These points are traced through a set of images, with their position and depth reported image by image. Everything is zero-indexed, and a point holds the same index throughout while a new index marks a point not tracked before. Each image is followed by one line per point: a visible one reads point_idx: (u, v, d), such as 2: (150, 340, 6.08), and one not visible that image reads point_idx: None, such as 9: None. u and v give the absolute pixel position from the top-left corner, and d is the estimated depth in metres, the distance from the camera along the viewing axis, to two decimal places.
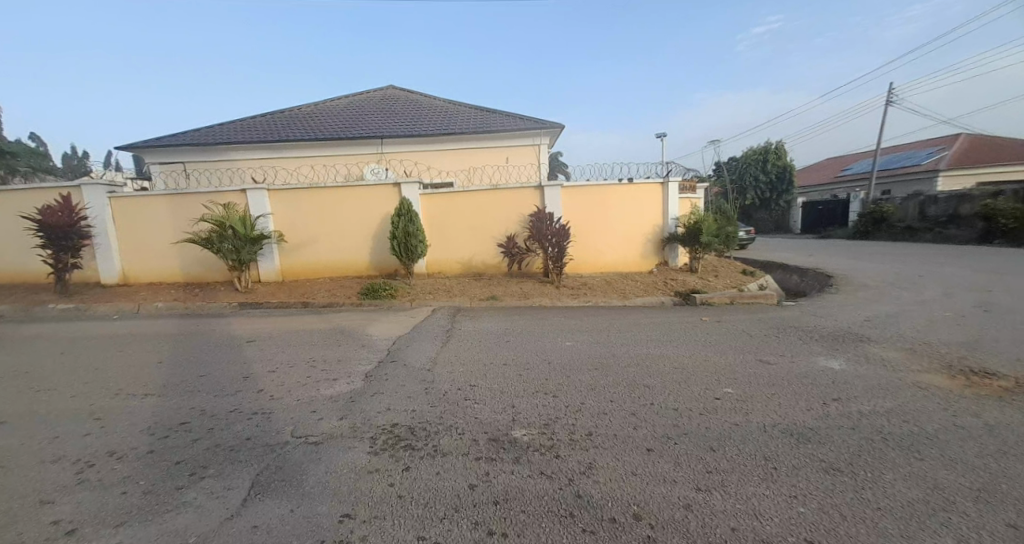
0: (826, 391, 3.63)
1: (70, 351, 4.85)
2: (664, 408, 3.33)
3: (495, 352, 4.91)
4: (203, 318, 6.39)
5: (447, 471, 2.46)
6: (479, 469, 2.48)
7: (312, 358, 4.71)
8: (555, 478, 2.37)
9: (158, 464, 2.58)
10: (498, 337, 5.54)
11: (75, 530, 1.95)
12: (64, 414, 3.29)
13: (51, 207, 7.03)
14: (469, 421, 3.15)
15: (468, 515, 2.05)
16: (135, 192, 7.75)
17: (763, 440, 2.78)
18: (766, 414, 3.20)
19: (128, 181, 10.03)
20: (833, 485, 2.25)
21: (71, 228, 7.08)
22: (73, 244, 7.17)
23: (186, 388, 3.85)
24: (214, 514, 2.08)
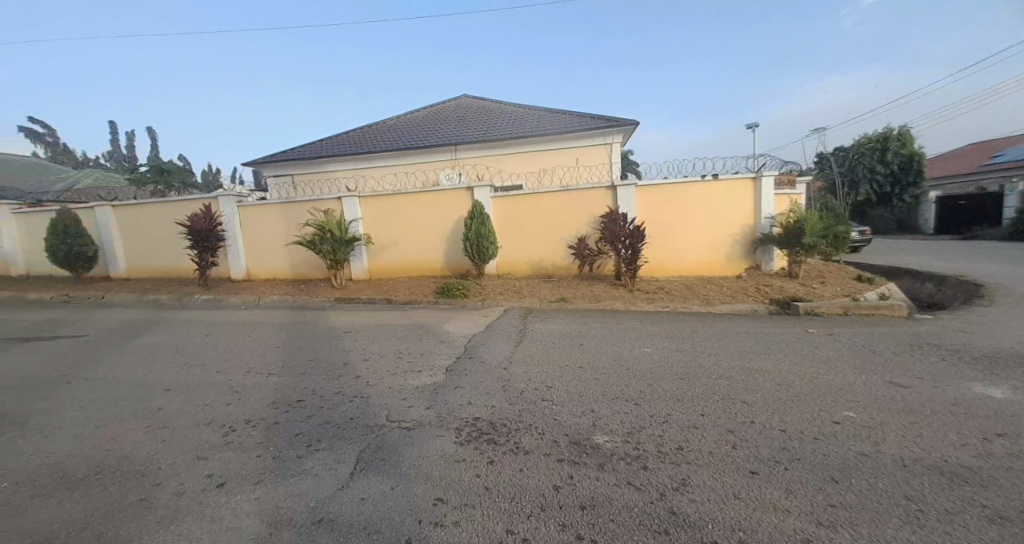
0: (986, 424, 2.99)
1: (210, 335, 5.84)
2: (768, 429, 3.01)
3: (565, 355, 4.87)
4: (308, 310, 7.31)
5: (529, 469, 2.52)
6: (563, 471, 2.49)
7: (398, 350, 5.13)
8: (645, 491, 2.28)
9: (280, 434, 3.00)
10: (570, 339, 5.51)
11: (223, 484, 2.36)
12: (209, 386, 4.00)
13: (197, 215, 8.55)
14: (549, 422, 3.16)
15: (555, 515, 2.07)
16: (256, 201, 9.10)
17: (899, 477, 2.37)
18: (901, 446, 2.74)
19: (249, 192, 11.77)
20: (1001, 538, 1.85)
21: (211, 232, 8.57)
22: (211, 245, 8.62)
23: (300, 371, 4.43)
24: (328, 482, 2.36)
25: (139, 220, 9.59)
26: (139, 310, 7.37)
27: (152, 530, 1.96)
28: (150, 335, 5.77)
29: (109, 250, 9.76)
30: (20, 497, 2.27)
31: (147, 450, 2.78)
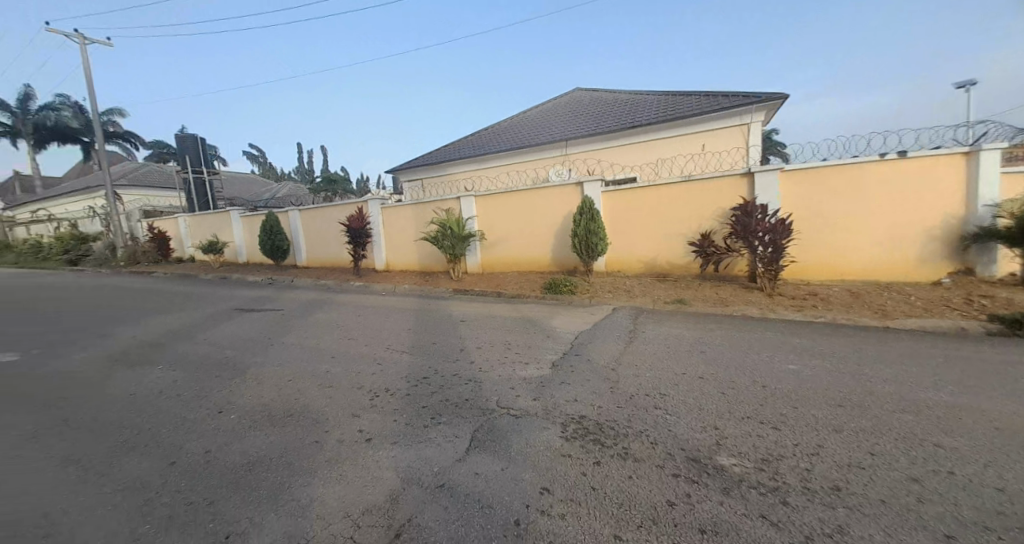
0: None
1: (357, 314, 6.81)
2: (974, 485, 2.24)
3: (680, 363, 4.41)
4: (433, 299, 8.16)
5: (640, 478, 2.26)
6: (678, 487, 2.19)
7: (507, 341, 5.36)
8: (782, 528, 1.88)
9: (412, 403, 3.02)
10: (689, 345, 5.02)
11: (370, 439, 2.42)
12: (354, 352, 4.33)
13: (352, 216, 10.22)
14: (665, 433, 2.81)
15: (668, 532, 1.83)
16: (394, 203, 10.45)
17: None
18: None
19: (390, 195, 13.59)
20: None
21: (361, 230, 10.17)
22: (362, 241, 10.19)
23: (427, 350, 4.78)
24: (447, 453, 2.34)
25: (312, 220, 11.92)
26: (312, 292, 9.09)
27: (317, 470, 2.07)
28: (315, 310, 6.97)
29: (297, 244, 12.33)
30: (219, 426, 2.58)
31: (319, 402, 2.92)
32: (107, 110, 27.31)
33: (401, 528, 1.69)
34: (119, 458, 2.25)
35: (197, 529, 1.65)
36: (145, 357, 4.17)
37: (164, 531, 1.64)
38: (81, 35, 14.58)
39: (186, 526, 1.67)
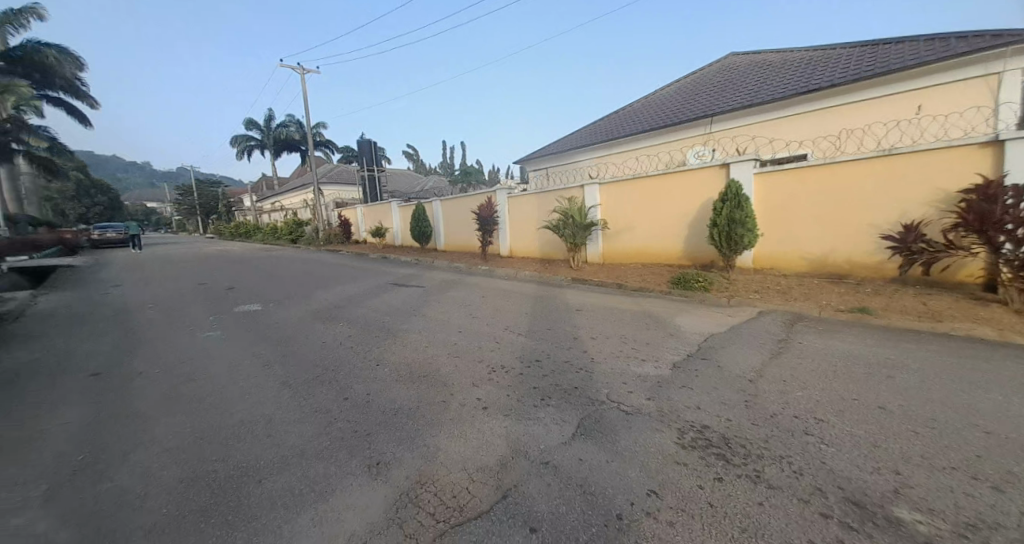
0: None
1: (483, 295, 7.34)
2: None
3: (845, 382, 3.59)
4: (551, 286, 8.34)
5: (770, 505, 2.01)
6: (820, 526, 1.89)
7: (625, 336, 5.18)
8: None
9: (524, 382, 3.22)
10: (855, 360, 4.11)
11: (486, 408, 2.69)
12: (479, 332, 4.64)
13: (482, 206, 11.09)
14: (809, 460, 2.41)
15: None
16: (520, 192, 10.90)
17: None
18: None
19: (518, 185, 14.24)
20: None
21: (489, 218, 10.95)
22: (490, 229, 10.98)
23: (543, 335, 4.93)
24: (554, 435, 2.46)
25: (449, 209, 13.24)
26: (447, 273, 10.10)
27: (443, 426, 2.39)
28: (447, 289, 7.73)
29: (438, 231, 13.85)
30: (374, 376, 3.14)
31: (446, 369, 3.34)
32: (314, 124, 34.45)
33: (507, 491, 1.87)
34: (310, 388, 2.94)
35: (357, 453, 2.08)
36: (324, 316, 5.26)
37: (336, 450, 2.12)
38: (302, 68, 18.48)
39: (349, 449, 2.12)
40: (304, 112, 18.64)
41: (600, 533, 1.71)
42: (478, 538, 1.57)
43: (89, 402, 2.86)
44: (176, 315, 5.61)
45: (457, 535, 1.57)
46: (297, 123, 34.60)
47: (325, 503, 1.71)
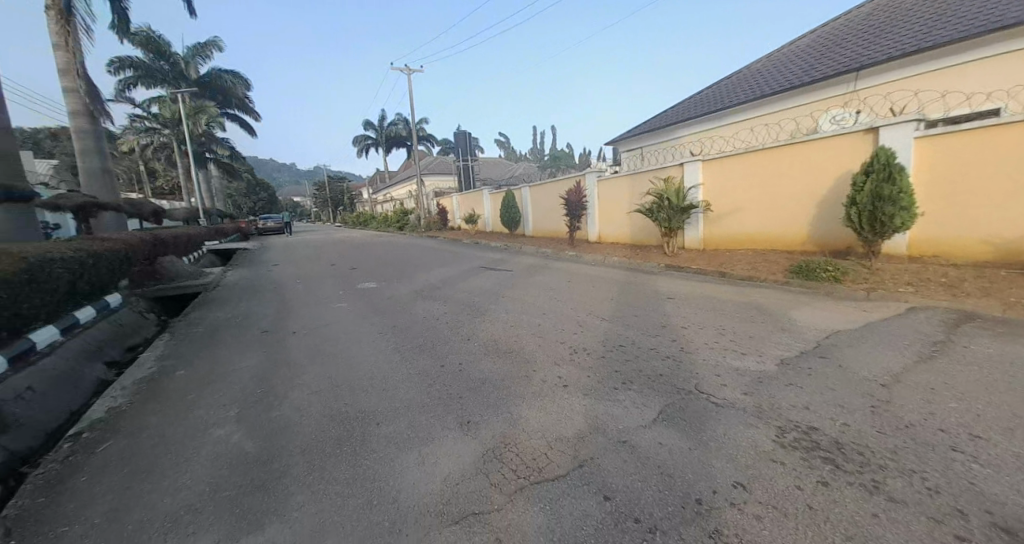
0: None
1: (570, 280, 7.36)
2: None
3: (1019, 398, 2.91)
4: (641, 273, 8.02)
5: (886, 517, 1.80)
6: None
7: (722, 327, 4.82)
8: None
9: (606, 365, 3.28)
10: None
11: (566, 385, 2.83)
12: (564, 316, 4.70)
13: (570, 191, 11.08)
14: (948, 478, 2.06)
15: None
16: (610, 175, 10.62)
17: None
18: None
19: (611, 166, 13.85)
20: None
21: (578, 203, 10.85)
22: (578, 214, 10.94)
23: (630, 322, 4.83)
24: (634, 418, 2.49)
25: (538, 194, 13.39)
26: (535, 258, 10.31)
27: (526, 398, 2.58)
28: (534, 273, 7.91)
29: (527, 216, 14.14)
30: (466, 349, 3.47)
31: (531, 348, 3.52)
32: (417, 119, 37.28)
33: (583, 461, 1.99)
34: (414, 354, 3.36)
35: (453, 412, 2.37)
36: (424, 295, 5.82)
37: (435, 406, 2.44)
38: (407, 67, 20.07)
39: (446, 408, 2.42)
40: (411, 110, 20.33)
41: (676, 512, 1.73)
42: (554, 496, 1.72)
43: (257, 351, 3.66)
44: (310, 290, 6.70)
45: (535, 491, 1.74)
46: (404, 120, 37.69)
47: (425, 448, 2.01)
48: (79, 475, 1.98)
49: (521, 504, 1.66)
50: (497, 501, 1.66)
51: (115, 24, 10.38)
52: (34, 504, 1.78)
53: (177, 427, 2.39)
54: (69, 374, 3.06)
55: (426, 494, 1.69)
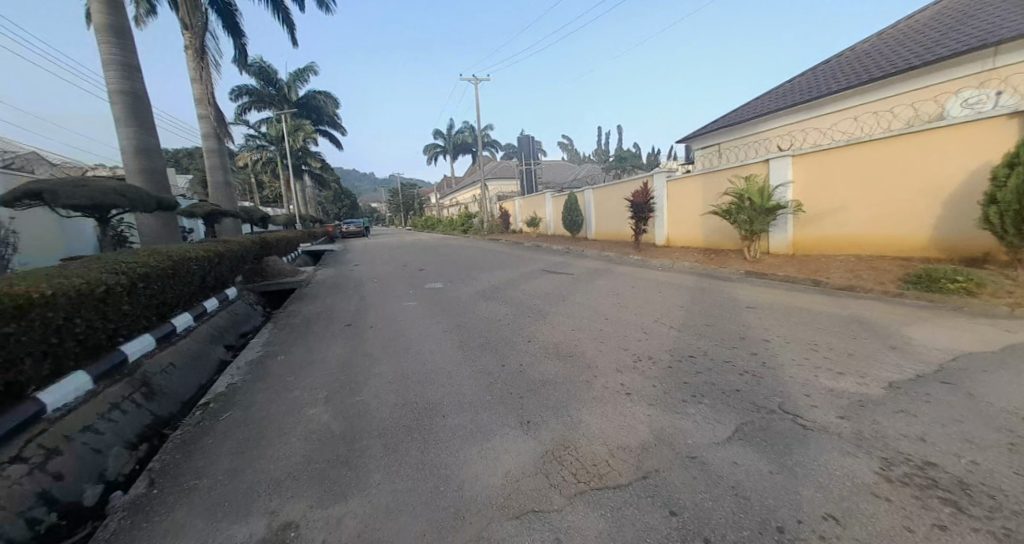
0: None
1: (634, 285, 7.16)
2: None
3: None
4: (714, 280, 7.52)
5: None
6: None
7: (815, 341, 4.15)
8: None
9: (673, 376, 3.08)
10: None
11: (630, 394, 2.73)
12: (626, 321, 4.58)
13: (637, 193, 10.73)
14: None
15: None
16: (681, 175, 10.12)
17: None
18: None
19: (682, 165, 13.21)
20: None
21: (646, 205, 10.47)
22: (645, 217, 10.55)
23: (702, 332, 4.43)
24: (706, 433, 2.26)
25: (603, 196, 13.08)
26: (598, 261, 10.12)
27: (585, 402, 2.56)
28: (597, 277, 7.76)
29: (589, 219, 13.93)
30: (529, 350, 3.52)
31: (592, 352, 3.51)
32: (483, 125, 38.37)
33: (648, 473, 1.87)
34: (477, 353, 3.49)
35: (514, 410, 2.42)
36: (485, 299, 5.89)
37: (497, 404, 2.51)
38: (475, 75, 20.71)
39: (508, 406, 2.48)
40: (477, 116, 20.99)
41: (752, 537, 1.52)
42: (617, 504, 1.65)
43: (338, 343, 4.02)
44: (383, 290, 7.13)
45: (597, 497, 1.69)
46: (470, 127, 39.02)
47: (487, 443, 2.07)
48: (206, 438, 2.34)
49: (581, 508, 1.62)
50: (559, 502, 1.64)
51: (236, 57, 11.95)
52: (173, 459, 2.13)
53: (276, 405, 2.71)
54: (198, 353, 3.64)
55: (488, 487, 1.74)
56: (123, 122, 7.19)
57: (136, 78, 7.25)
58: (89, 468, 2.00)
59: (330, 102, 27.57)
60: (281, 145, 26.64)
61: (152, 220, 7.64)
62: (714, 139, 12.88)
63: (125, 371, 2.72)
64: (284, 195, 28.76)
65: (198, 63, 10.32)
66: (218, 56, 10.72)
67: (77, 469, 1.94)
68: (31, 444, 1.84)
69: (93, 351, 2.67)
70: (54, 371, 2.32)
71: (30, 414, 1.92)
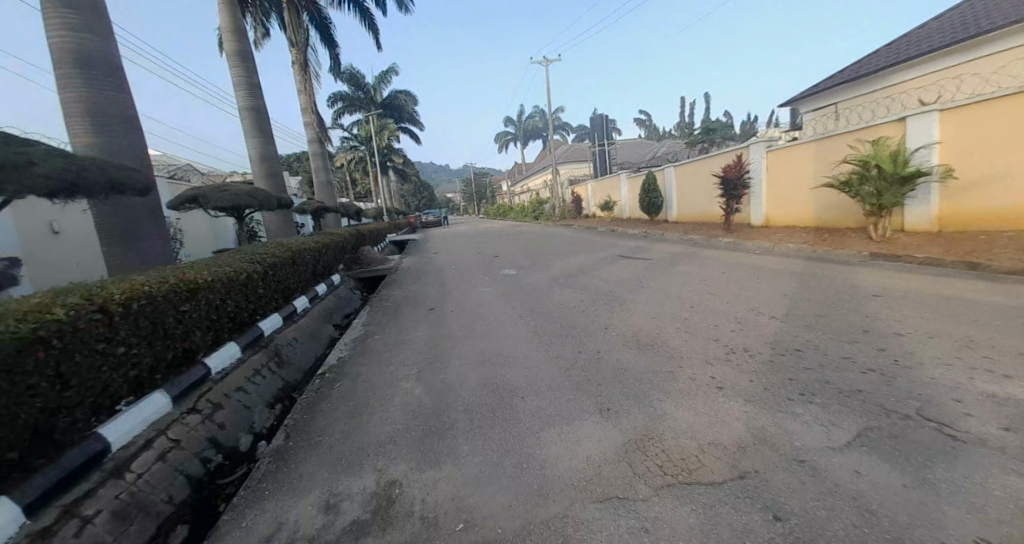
0: None
1: (726, 267, 6.33)
2: None
3: None
4: (826, 262, 6.17)
5: None
6: None
7: (970, 333, 3.00)
8: None
9: (774, 372, 2.52)
10: None
11: (720, 387, 2.38)
12: (713, 306, 4.18)
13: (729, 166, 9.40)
14: None
15: None
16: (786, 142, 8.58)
17: None
18: None
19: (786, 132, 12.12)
20: None
21: (738, 180, 9.15)
22: (738, 193, 9.27)
23: (806, 318, 3.52)
24: (817, 435, 1.84)
25: (689, 173, 12.06)
26: (680, 245, 9.47)
27: (670, 392, 2.35)
28: (680, 261, 7.25)
29: (670, 199, 13.14)
30: (609, 340, 3.36)
31: (675, 341, 3.22)
32: (555, 108, 37.62)
33: (746, 473, 1.63)
34: (552, 339, 3.47)
35: (592, 397, 2.38)
36: (557, 285, 5.66)
37: (574, 389, 2.50)
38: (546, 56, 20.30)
39: (586, 393, 2.44)
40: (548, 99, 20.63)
41: None
42: (711, 502, 1.49)
43: (423, 325, 4.28)
44: (457, 277, 7.26)
45: (686, 490, 1.55)
46: (541, 111, 38.54)
47: (567, 427, 2.07)
48: (324, 403, 2.65)
49: (669, 500, 1.51)
50: (645, 492, 1.55)
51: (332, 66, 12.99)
52: (302, 418, 2.46)
53: (376, 378, 2.97)
54: (314, 331, 4.14)
55: (570, 469, 1.73)
56: (251, 134, 8.25)
57: (258, 95, 8.22)
58: (243, 421, 2.41)
59: (410, 99, 28.91)
60: (369, 144, 28.90)
61: (274, 218, 8.77)
62: (830, 98, 11.68)
63: (262, 342, 3.19)
64: (373, 190, 31.14)
65: (303, 76, 11.47)
66: (319, 67, 11.70)
67: (234, 422, 2.34)
68: (202, 399, 2.24)
69: (240, 325, 3.17)
70: (215, 341, 2.80)
71: (200, 376, 2.35)
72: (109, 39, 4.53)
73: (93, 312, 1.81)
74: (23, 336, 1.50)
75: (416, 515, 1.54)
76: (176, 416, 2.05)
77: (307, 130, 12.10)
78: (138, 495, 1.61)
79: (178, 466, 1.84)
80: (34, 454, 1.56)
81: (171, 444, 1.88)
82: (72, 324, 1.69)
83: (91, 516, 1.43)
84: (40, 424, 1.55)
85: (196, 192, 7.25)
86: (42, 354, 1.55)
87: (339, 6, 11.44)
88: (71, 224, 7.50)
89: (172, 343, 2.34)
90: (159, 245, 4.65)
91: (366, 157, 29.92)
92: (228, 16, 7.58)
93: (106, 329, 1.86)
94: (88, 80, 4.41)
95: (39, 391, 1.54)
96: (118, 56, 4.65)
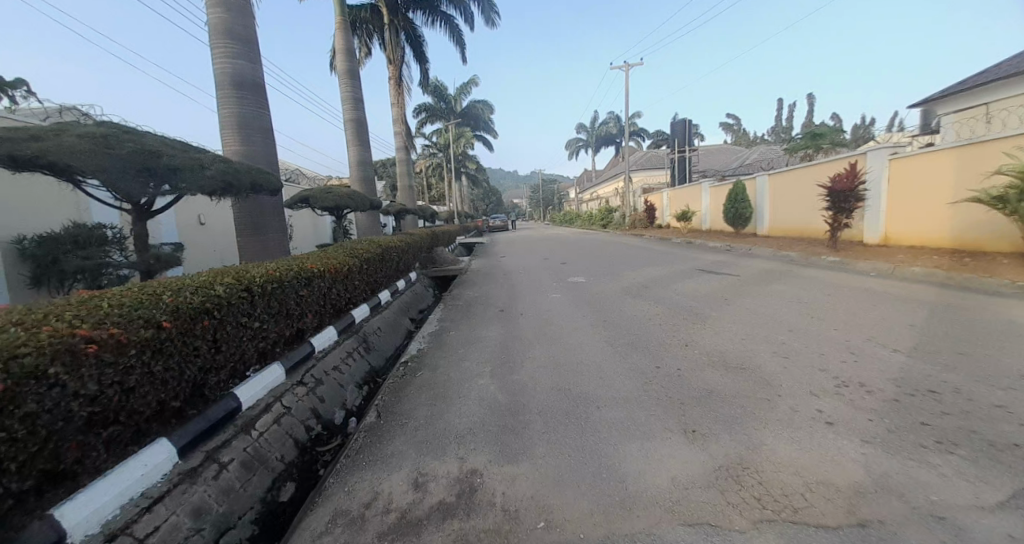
0: None
1: (828, 289, 5.63)
2: None
3: None
4: (965, 291, 5.17)
5: None
6: None
7: None
8: None
9: (900, 414, 2.18)
10: None
11: (831, 423, 2.12)
12: (813, 330, 3.76)
13: (840, 175, 8.20)
14: None
15: None
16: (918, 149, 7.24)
17: None
18: None
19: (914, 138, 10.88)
20: None
21: (850, 192, 8.00)
22: (848, 207, 8.10)
23: (944, 355, 2.98)
24: (960, 491, 1.56)
25: (785, 184, 11.03)
26: (773, 262, 8.63)
27: (768, 421, 2.15)
28: (772, 279, 6.63)
29: (761, 212, 12.14)
30: (693, 360, 3.12)
31: (771, 367, 2.92)
32: (631, 115, 36.62)
33: (865, 521, 1.43)
34: (628, 351, 3.37)
35: (676, 416, 2.25)
36: (633, 298, 5.42)
37: (656, 405, 2.38)
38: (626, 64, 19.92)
39: (668, 411, 2.32)
40: (624, 104, 20.13)
41: None
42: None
43: (495, 325, 4.38)
44: (528, 282, 7.28)
45: (788, 529, 1.40)
46: (615, 117, 37.70)
47: (649, 442, 1.98)
48: (407, 389, 2.81)
49: (768, 536, 1.38)
50: (740, 523, 1.43)
51: (421, 80, 13.90)
52: (389, 400, 2.63)
53: (453, 371, 3.09)
54: (394, 322, 4.42)
55: (654, 487, 1.65)
56: (352, 143, 9.06)
57: (360, 108, 8.97)
58: (337, 398, 2.67)
59: (488, 108, 29.80)
60: (447, 152, 30.32)
61: (363, 217, 9.52)
62: (981, 98, 10.12)
63: (354, 329, 3.49)
64: (447, 195, 32.53)
65: (397, 89, 12.39)
66: (410, 82, 12.55)
67: (331, 397, 2.61)
68: (308, 373, 2.53)
69: (339, 312, 3.48)
70: (320, 324, 3.10)
71: (307, 353, 2.60)
72: (256, 62, 5.23)
73: (239, 290, 2.12)
74: (196, 306, 1.81)
75: (497, 505, 1.56)
76: (288, 386, 2.31)
77: (396, 138, 13.02)
78: (259, 450, 1.87)
79: (287, 429, 2.11)
80: (190, 405, 1.83)
81: (284, 410, 2.16)
82: (227, 299, 2.00)
83: (225, 463, 1.68)
84: (197, 380, 1.83)
85: (306, 193, 8.15)
86: (206, 322, 1.84)
87: (432, 24, 12.20)
88: (214, 219, 8.75)
89: (291, 322, 2.64)
90: (281, 238, 5.27)
91: (443, 163, 31.45)
92: (342, 39, 8.41)
93: (247, 305, 2.16)
94: (240, 97, 5.10)
95: (200, 352, 1.83)
96: (262, 78, 5.35)
